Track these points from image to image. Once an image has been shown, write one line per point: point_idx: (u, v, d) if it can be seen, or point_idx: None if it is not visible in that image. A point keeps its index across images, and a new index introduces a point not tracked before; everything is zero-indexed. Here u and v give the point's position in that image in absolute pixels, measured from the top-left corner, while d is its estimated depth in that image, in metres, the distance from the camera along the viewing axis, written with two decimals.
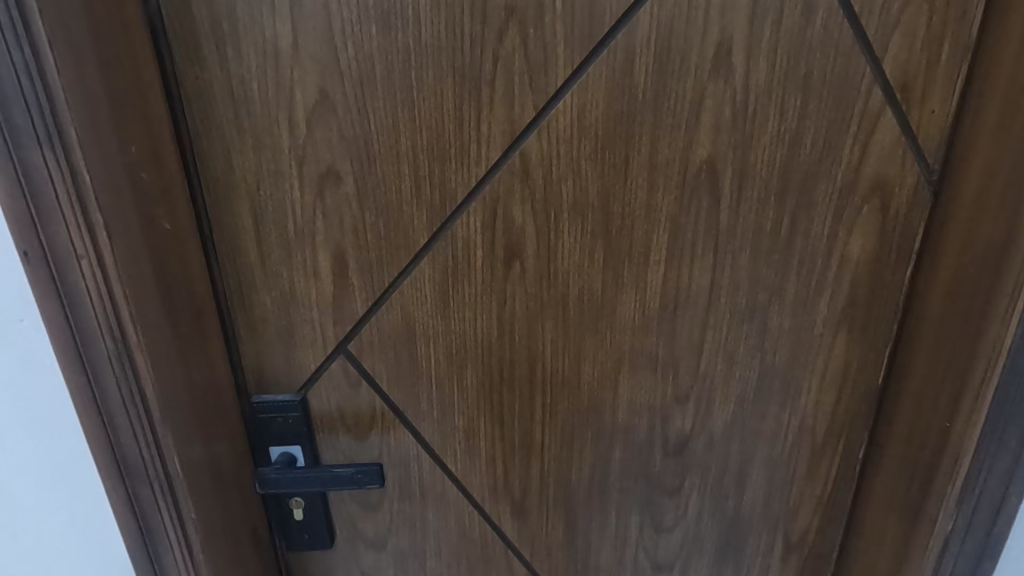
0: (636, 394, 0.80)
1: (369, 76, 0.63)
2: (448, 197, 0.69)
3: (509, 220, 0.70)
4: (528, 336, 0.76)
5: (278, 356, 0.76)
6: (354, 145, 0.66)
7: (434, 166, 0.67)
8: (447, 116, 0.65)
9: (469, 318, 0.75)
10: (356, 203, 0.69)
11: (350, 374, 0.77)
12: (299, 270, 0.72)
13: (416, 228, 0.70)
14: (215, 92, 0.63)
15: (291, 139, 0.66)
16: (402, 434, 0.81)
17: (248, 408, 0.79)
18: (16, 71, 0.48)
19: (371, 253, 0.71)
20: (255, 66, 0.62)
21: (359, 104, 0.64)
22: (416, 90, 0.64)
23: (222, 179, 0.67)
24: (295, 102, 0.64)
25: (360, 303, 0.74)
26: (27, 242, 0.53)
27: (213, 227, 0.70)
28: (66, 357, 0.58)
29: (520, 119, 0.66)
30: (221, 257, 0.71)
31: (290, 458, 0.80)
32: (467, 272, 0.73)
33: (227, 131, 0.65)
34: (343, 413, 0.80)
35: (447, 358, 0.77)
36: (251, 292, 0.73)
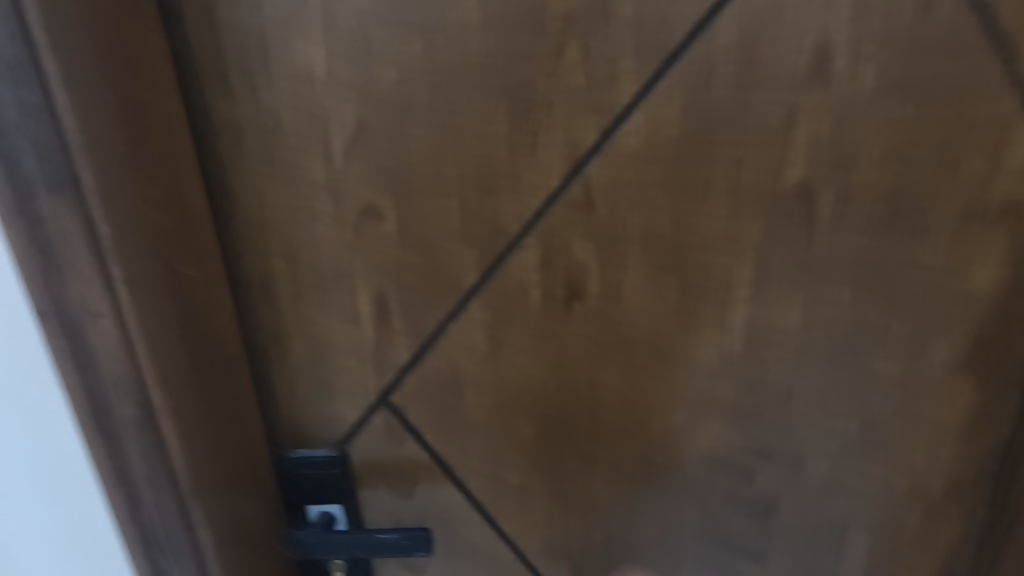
0: (713, 447, 0.70)
1: (410, 102, 0.56)
2: (500, 232, 0.61)
3: (568, 256, 0.62)
4: (590, 384, 0.68)
5: (315, 406, 0.70)
6: (395, 178, 0.59)
7: (484, 198, 0.60)
8: (498, 143, 0.58)
9: (523, 366, 0.67)
10: (398, 241, 0.62)
11: (392, 427, 0.70)
12: (337, 315, 0.65)
13: (464, 266, 0.63)
14: (244, 126, 0.58)
15: (326, 174, 0.59)
16: (449, 491, 0.74)
17: (283, 464, 0.72)
18: (28, 118, 0.44)
19: (414, 295, 0.64)
20: (286, 95, 0.56)
21: (399, 133, 0.58)
22: (463, 115, 0.57)
23: (253, 219, 0.61)
24: (330, 134, 0.58)
25: (403, 350, 0.67)
26: (44, 301, 0.49)
27: (244, 271, 0.64)
28: (87, 421, 0.54)
29: (580, 143, 0.58)
30: (253, 303, 0.65)
31: (329, 518, 0.74)
32: (521, 315, 0.65)
33: (258, 168, 0.59)
34: (385, 468, 0.73)
35: (499, 408, 0.69)
36: (284, 339, 0.67)
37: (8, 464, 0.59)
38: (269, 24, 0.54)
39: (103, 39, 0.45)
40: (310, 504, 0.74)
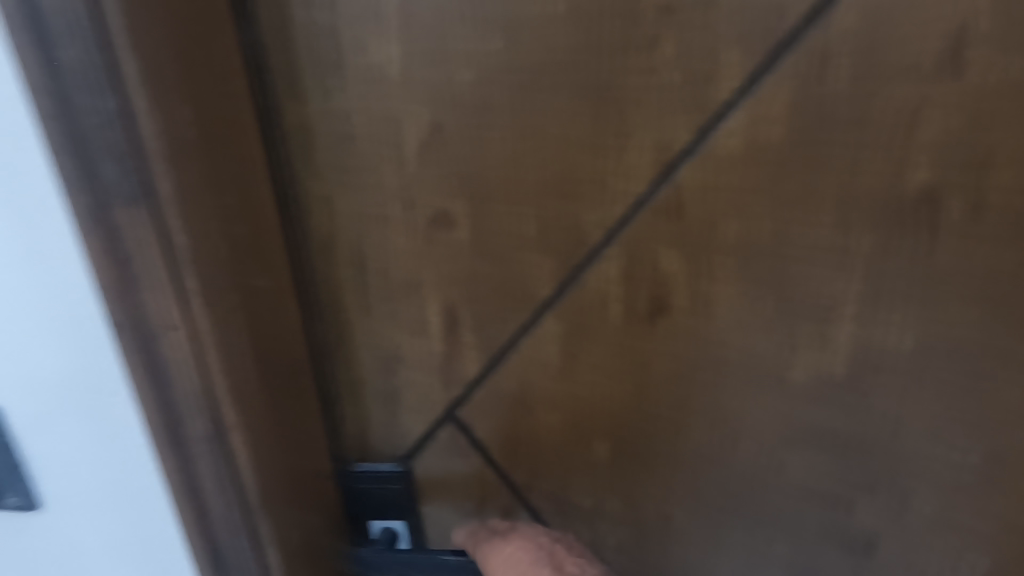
0: (807, 477, 0.64)
1: (489, 102, 0.53)
2: (579, 240, 0.57)
3: (653, 267, 0.57)
4: (671, 404, 0.63)
5: (380, 419, 0.68)
6: (470, 183, 0.56)
7: (565, 205, 0.56)
8: (582, 145, 0.54)
9: (599, 383, 0.63)
10: (470, 249, 0.59)
11: (459, 443, 0.67)
12: (404, 326, 0.63)
13: (540, 277, 0.59)
14: (316, 129, 0.55)
15: (399, 180, 0.57)
16: (515, 510, 0.70)
17: (346, 477, 0.70)
18: (105, 121, 0.41)
19: (485, 306, 0.61)
20: (359, 97, 0.54)
21: (476, 135, 0.54)
22: (545, 115, 0.53)
23: (324, 225, 0.59)
24: (404, 137, 0.55)
25: (472, 364, 0.64)
26: (117, 314, 0.47)
27: (313, 279, 0.62)
28: (157, 439, 0.51)
29: (672, 144, 0.53)
30: (320, 313, 0.63)
31: (392, 535, 0.71)
32: (600, 329, 0.60)
33: (329, 173, 0.57)
34: (450, 484, 0.70)
35: (572, 428, 0.65)
36: (351, 349, 0.65)
37: (80, 478, 0.57)
38: (343, 22, 0.51)
39: (178, 44, 0.44)
40: (373, 519, 0.71)
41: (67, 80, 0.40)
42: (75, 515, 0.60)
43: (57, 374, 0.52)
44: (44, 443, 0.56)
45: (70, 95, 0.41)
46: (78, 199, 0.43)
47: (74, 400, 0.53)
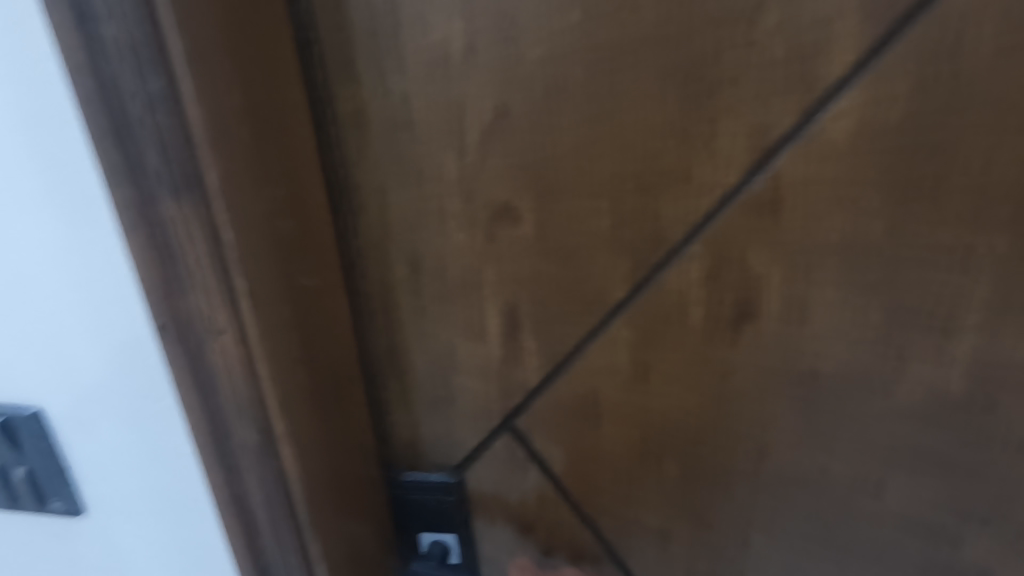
0: (911, 507, 0.57)
1: (563, 82, 0.47)
2: (659, 238, 0.51)
3: (743, 268, 0.51)
4: (755, 421, 0.56)
5: (432, 428, 0.63)
6: (538, 175, 0.51)
7: (644, 197, 0.50)
8: (666, 130, 0.47)
9: (675, 395, 0.57)
10: (535, 247, 0.53)
11: (516, 454, 0.62)
12: (461, 329, 0.58)
13: (612, 278, 0.53)
14: (371, 116, 0.51)
15: (459, 170, 0.52)
16: (575, 528, 0.65)
17: (395, 488, 0.65)
18: (149, 104, 0.38)
19: (550, 309, 0.55)
20: (418, 80, 0.49)
21: (547, 120, 0.49)
22: (626, 96, 0.47)
23: (376, 220, 0.55)
24: (466, 123, 0.50)
25: (533, 371, 0.58)
26: (163, 314, 0.43)
27: (364, 278, 0.58)
28: (205, 448, 0.48)
29: (772, 129, 0.46)
30: (372, 314, 0.59)
31: (444, 548, 0.67)
32: (678, 336, 0.54)
33: (383, 163, 0.52)
34: (505, 499, 0.65)
35: (642, 443, 0.59)
36: (403, 352, 0.60)
37: (124, 484, 0.55)
38: None
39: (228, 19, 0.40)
40: (422, 532, 0.67)
41: (111, 62, 0.37)
42: (119, 521, 0.58)
43: (102, 377, 0.50)
44: (89, 447, 0.54)
45: (115, 78, 0.37)
46: (125, 192, 0.40)
47: (119, 404, 0.51)
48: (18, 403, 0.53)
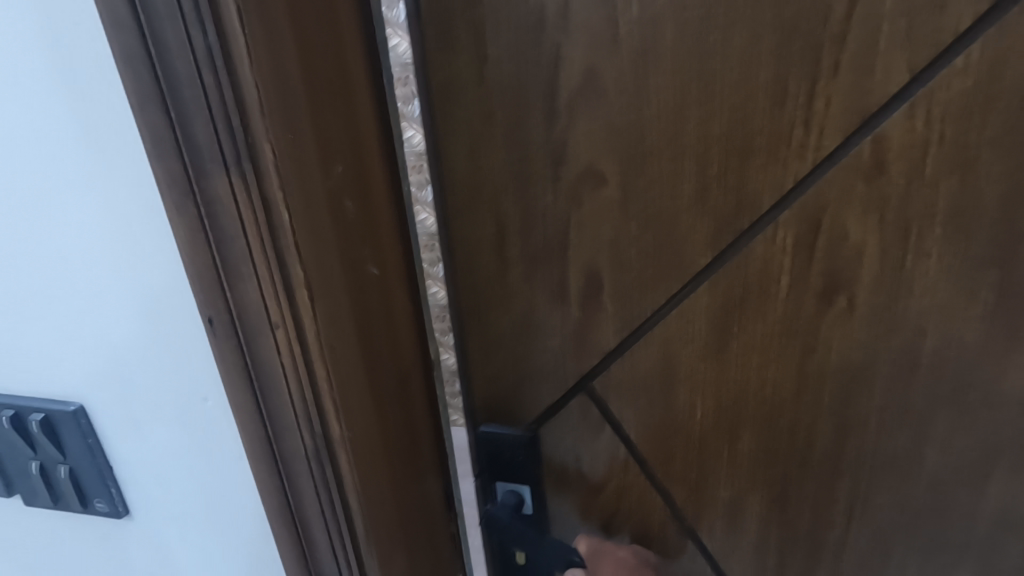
0: (1014, 498, 0.54)
1: (655, 45, 0.48)
2: (747, 203, 0.50)
3: (836, 236, 0.49)
4: (840, 398, 0.55)
5: (512, 384, 0.66)
6: (625, 138, 0.52)
7: (732, 160, 0.50)
8: (760, 90, 0.47)
9: (755, 365, 0.56)
10: (620, 210, 0.54)
11: (590, 415, 0.64)
12: (543, 290, 0.60)
13: (695, 244, 0.53)
14: (467, 80, 0.53)
15: (548, 134, 0.54)
16: (645, 493, 0.66)
17: (476, 440, 0.69)
18: (197, 64, 0.34)
19: (631, 273, 0.56)
20: (513, 44, 0.51)
21: (637, 83, 0.50)
22: (719, 58, 0.47)
23: (466, 182, 0.58)
24: (557, 87, 0.52)
25: (610, 334, 0.60)
26: (212, 307, 0.41)
27: (452, 240, 0.61)
28: (257, 447, 0.46)
29: (879, 89, 0.44)
30: (457, 274, 0.62)
31: (518, 500, 0.70)
32: (761, 305, 0.54)
33: (476, 127, 0.55)
34: (578, 457, 0.68)
35: (718, 413, 0.60)
36: (486, 311, 0.63)
37: (166, 487, 0.53)
38: None
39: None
40: (499, 481, 0.70)
41: (157, 17, 0.33)
42: (162, 522, 0.56)
43: (145, 374, 0.48)
44: (133, 449, 0.52)
45: (161, 34, 0.34)
46: (171, 166, 0.37)
47: (164, 403, 0.49)
48: (59, 401, 0.52)
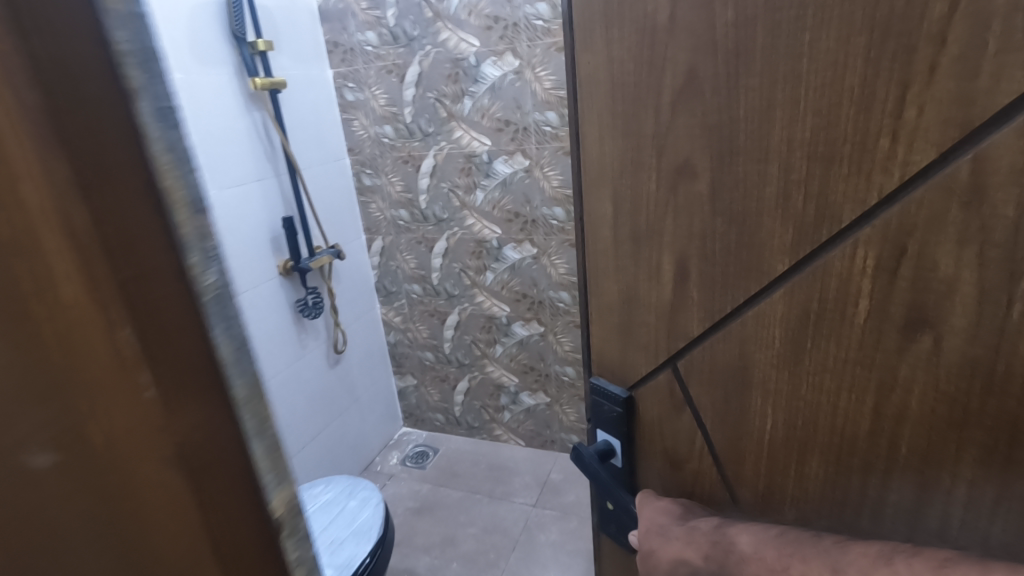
0: None
1: (747, 46, 0.46)
2: (827, 215, 0.46)
3: (925, 265, 0.42)
4: (921, 455, 0.47)
5: (614, 349, 0.72)
6: (717, 135, 0.50)
7: (815, 168, 0.45)
8: (845, 96, 0.42)
9: (829, 390, 0.51)
10: (709, 205, 0.54)
11: (675, 395, 0.67)
12: (642, 269, 0.63)
13: (774, 249, 0.50)
14: (598, 78, 0.58)
15: (654, 127, 0.55)
16: (716, 484, 0.66)
17: (589, 386, 0.79)
18: None
19: (716, 266, 0.56)
20: (632, 47, 0.54)
21: (729, 83, 0.48)
22: (807, 59, 0.43)
23: (594, 163, 0.63)
24: (663, 84, 0.53)
25: (695, 322, 0.61)
26: None
27: (582, 211, 0.68)
28: None
29: (987, 99, 0.36)
30: (585, 245, 0.70)
31: (608, 448, 0.77)
32: (839, 327, 0.48)
33: (602, 117, 0.59)
34: (663, 431, 0.71)
35: (787, 429, 0.56)
36: (597, 278, 0.70)
37: None
38: None
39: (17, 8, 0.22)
40: (600, 428, 0.79)
41: None
42: None
43: None
44: None
45: None
46: None
47: None
48: None
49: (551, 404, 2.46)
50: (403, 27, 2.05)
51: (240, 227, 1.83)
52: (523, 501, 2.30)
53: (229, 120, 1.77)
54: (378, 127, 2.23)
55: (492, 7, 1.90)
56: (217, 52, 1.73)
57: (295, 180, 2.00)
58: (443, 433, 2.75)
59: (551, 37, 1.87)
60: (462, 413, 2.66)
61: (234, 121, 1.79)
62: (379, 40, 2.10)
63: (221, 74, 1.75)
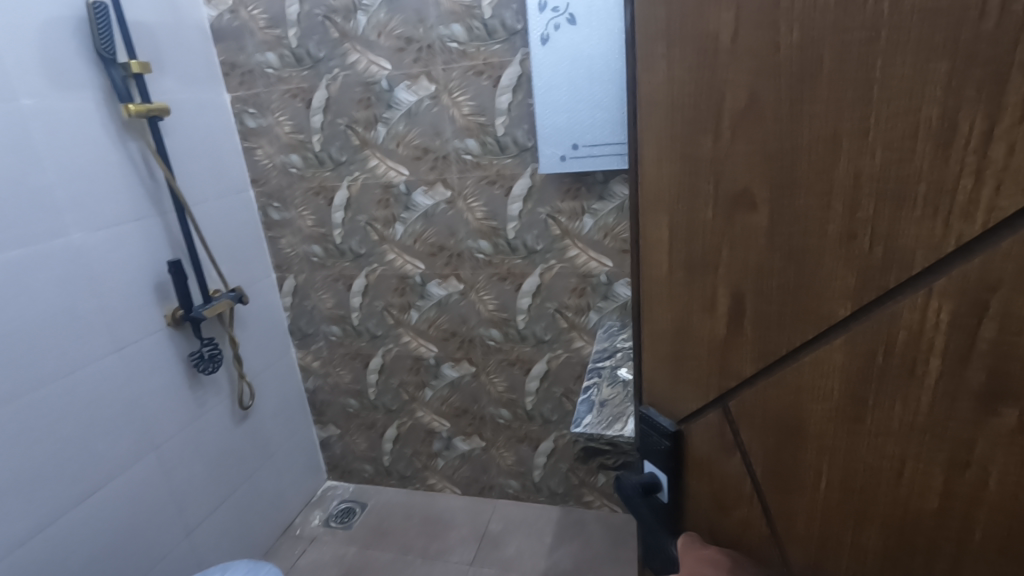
0: None
1: (811, 70, 0.41)
2: (894, 260, 0.40)
3: (1009, 328, 0.35)
4: (999, 544, 0.39)
5: (664, 382, 0.68)
6: (777, 164, 0.45)
7: (884, 207, 0.39)
8: (920, 129, 0.36)
9: (893, 455, 0.44)
10: (766, 238, 0.48)
11: (725, 436, 0.62)
12: (695, 300, 0.58)
13: (835, 292, 0.45)
14: (655, 97, 0.54)
15: (713, 150, 0.50)
16: (766, 536, 0.60)
17: (638, 415, 0.75)
18: None
19: (771, 305, 0.50)
20: (690, 68, 0.49)
21: (792, 109, 0.43)
22: (879, 85, 0.37)
23: (649, 188, 0.59)
24: (724, 107, 0.48)
25: (747, 364, 0.55)
26: None
27: (639, 231, 0.63)
28: None
29: None
30: (640, 270, 0.65)
31: (653, 483, 0.73)
32: (906, 385, 0.42)
33: (659, 137, 0.55)
34: (712, 472, 0.65)
35: (842, 493, 0.49)
36: (648, 306, 0.65)
37: None
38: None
39: None
40: (648, 460, 0.75)
41: None
42: None
43: None
44: None
45: None
46: None
47: None
48: None
49: (487, 448, 2.15)
50: (308, 48, 1.72)
51: (112, 286, 1.45)
52: (457, 559, 1.99)
53: (99, 155, 1.41)
54: (284, 156, 1.89)
55: (404, 27, 1.61)
56: (81, 78, 1.37)
57: (184, 221, 1.63)
58: (371, 484, 2.39)
59: (466, 60, 1.60)
60: (392, 461, 2.31)
61: (104, 155, 1.43)
62: (280, 63, 1.77)
63: (85, 100, 1.38)
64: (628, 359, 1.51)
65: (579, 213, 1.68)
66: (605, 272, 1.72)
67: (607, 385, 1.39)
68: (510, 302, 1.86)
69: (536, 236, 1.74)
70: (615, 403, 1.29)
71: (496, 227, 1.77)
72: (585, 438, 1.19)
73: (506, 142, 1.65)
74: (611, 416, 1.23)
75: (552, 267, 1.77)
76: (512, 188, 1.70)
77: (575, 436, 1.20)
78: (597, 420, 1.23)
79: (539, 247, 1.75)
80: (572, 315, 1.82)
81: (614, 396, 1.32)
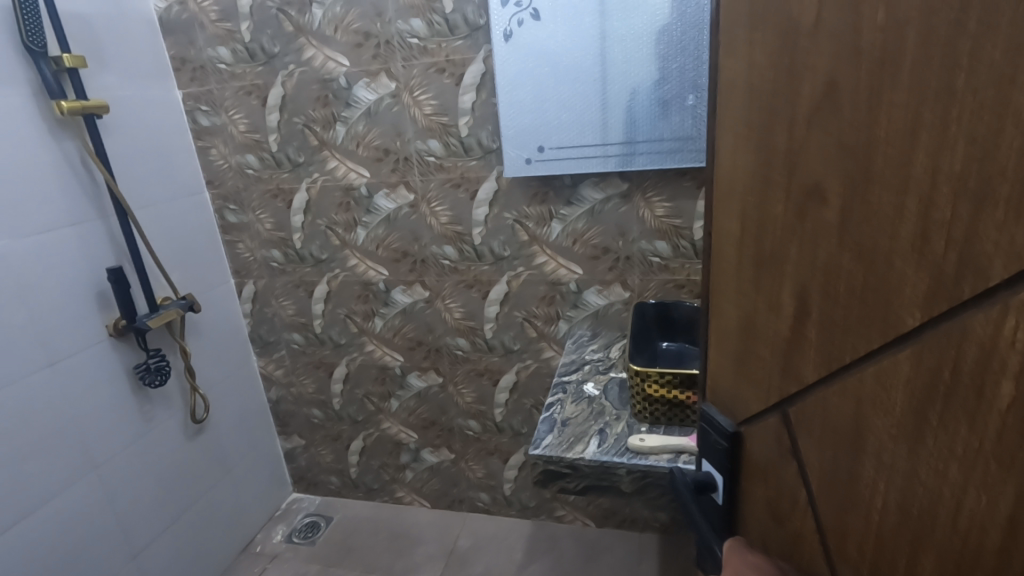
0: None
1: (893, 56, 0.37)
2: (971, 266, 0.35)
3: None
4: None
5: (728, 380, 0.67)
6: (854, 157, 0.42)
7: (964, 207, 0.35)
8: (1005, 120, 0.31)
9: (954, 486, 0.39)
10: (838, 236, 0.45)
11: (782, 441, 0.58)
12: (763, 297, 0.57)
13: (906, 299, 0.40)
14: (737, 86, 0.54)
15: (787, 143, 0.48)
16: (817, 557, 0.55)
17: (700, 413, 0.75)
18: None
19: (838, 309, 0.47)
20: (773, 54, 0.48)
21: (871, 98, 0.40)
22: (964, 71, 0.33)
23: (726, 179, 0.59)
24: (800, 97, 0.46)
25: (810, 368, 0.52)
26: None
27: (715, 222, 0.63)
28: None
29: None
30: (711, 262, 0.66)
31: (708, 482, 0.72)
32: (972, 409, 0.37)
33: (738, 128, 0.55)
34: (768, 478, 0.62)
35: (899, 520, 0.44)
36: (717, 298, 0.66)
37: None
38: None
39: None
40: (707, 460, 0.75)
41: None
42: None
43: None
44: None
45: None
46: None
47: None
48: None
49: (456, 460, 2.08)
50: (262, 43, 1.62)
51: (43, 300, 1.30)
52: None
53: (28, 156, 1.28)
54: (239, 156, 1.77)
55: (361, 21, 1.53)
56: (6, 71, 1.23)
57: (127, 224, 1.47)
58: (338, 498, 2.28)
59: (428, 57, 1.52)
60: (360, 474, 2.21)
61: (34, 156, 1.29)
62: (234, 58, 1.65)
63: (11, 97, 1.24)
64: (595, 373, 1.47)
65: (547, 218, 1.63)
66: (575, 280, 1.68)
67: (572, 401, 1.35)
68: (477, 310, 1.80)
69: (502, 243, 1.69)
70: (578, 421, 1.26)
71: (460, 232, 1.70)
72: (546, 460, 1.16)
73: (469, 143, 1.59)
74: (573, 436, 1.21)
75: (520, 274, 1.72)
76: (478, 192, 1.64)
77: (536, 458, 1.17)
78: (559, 440, 1.20)
79: (506, 253, 1.70)
80: (541, 324, 1.77)
81: (578, 413, 1.29)
